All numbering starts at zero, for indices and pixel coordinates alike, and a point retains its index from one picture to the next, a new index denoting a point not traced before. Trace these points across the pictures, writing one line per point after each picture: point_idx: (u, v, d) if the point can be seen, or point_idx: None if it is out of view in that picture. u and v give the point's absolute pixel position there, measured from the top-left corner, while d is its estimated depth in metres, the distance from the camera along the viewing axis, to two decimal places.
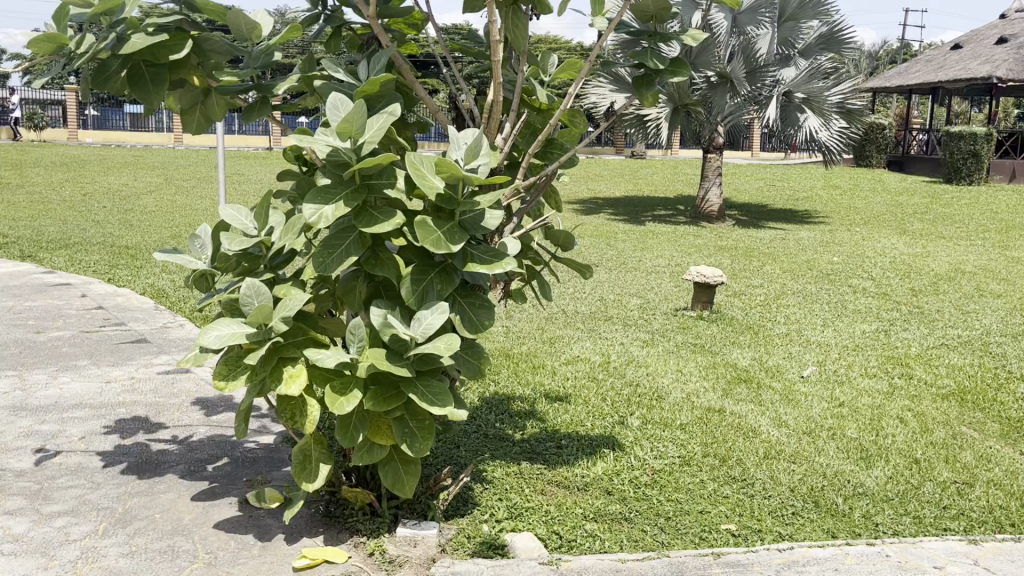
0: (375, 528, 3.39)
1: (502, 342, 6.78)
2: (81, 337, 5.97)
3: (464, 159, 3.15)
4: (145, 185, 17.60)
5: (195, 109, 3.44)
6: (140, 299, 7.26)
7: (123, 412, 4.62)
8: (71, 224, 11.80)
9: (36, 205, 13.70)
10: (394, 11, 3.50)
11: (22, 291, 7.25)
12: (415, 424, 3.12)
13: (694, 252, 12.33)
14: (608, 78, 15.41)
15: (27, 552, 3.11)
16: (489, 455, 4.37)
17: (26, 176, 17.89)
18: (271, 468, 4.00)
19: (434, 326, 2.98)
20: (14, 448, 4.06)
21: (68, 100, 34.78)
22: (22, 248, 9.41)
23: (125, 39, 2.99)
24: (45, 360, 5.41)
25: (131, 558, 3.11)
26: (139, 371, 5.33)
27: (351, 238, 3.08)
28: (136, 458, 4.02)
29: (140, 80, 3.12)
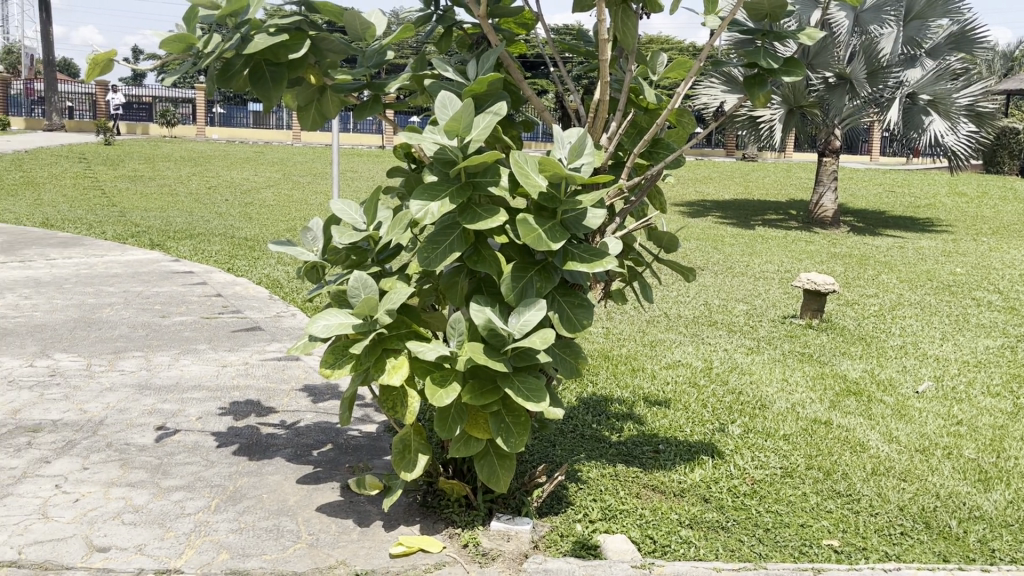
0: (470, 520, 3.45)
1: (602, 343, 6.76)
2: (201, 323, 6.30)
3: (567, 158, 3.16)
4: (264, 180, 18.38)
5: (311, 107, 3.58)
6: (257, 288, 7.60)
7: (237, 395, 4.85)
8: (197, 216, 12.46)
9: (166, 197, 14.53)
10: (504, 11, 3.54)
11: (150, 277, 7.71)
12: (511, 419, 3.15)
13: (806, 258, 11.93)
14: (721, 79, 15.09)
15: (146, 523, 3.30)
16: (584, 456, 4.37)
17: (158, 170, 18.99)
18: (372, 456, 4.12)
19: (533, 323, 3.02)
20: (138, 424, 4.32)
21: (198, 99, 36.73)
22: (151, 237, 10.00)
23: (249, 39, 3.12)
24: (168, 343, 5.74)
25: (239, 535, 3.27)
26: (254, 356, 5.59)
27: (455, 235, 3.14)
28: (247, 440, 4.22)
29: (262, 80, 3.27)
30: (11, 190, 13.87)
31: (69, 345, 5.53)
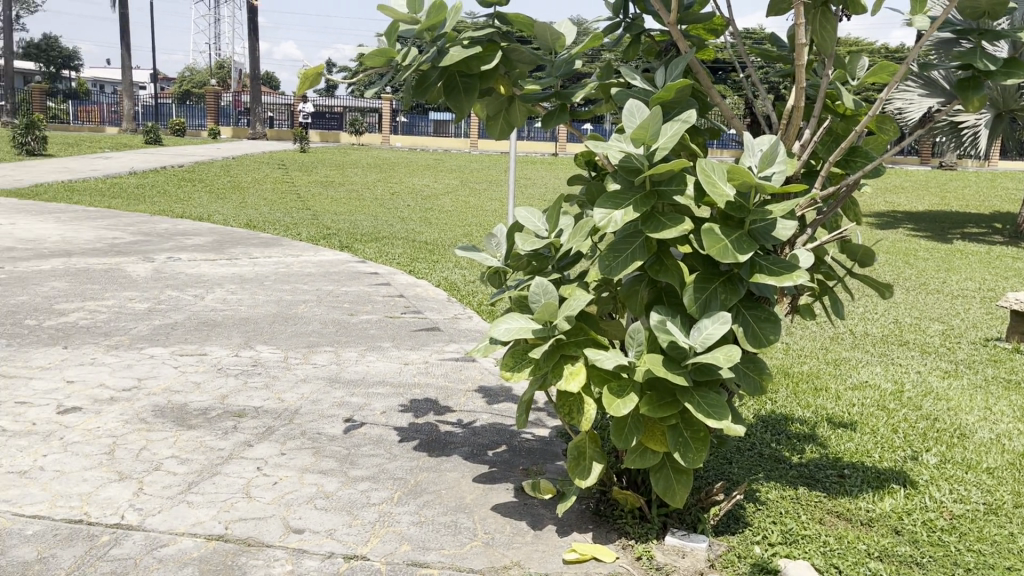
0: (644, 533, 3.41)
1: (781, 359, 6.49)
2: (385, 322, 6.62)
3: (758, 166, 3.06)
4: (444, 186, 19.06)
5: (499, 116, 3.66)
6: (436, 290, 7.89)
7: (417, 392, 5.06)
8: (382, 220, 13.12)
9: (354, 202, 15.40)
10: (694, 17, 3.47)
11: (340, 277, 8.20)
12: (689, 434, 3.08)
13: (1013, 276, 10.91)
14: (919, 82, 14.12)
15: (336, 509, 3.50)
16: (763, 475, 4.21)
17: (348, 176, 20.17)
18: (546, 460, 4.17)
19: (716, 336, 2.94)
20: (329, 415, 4.60)
21: (384, 109, 38.66)
22: (342, 239, 10.63)
23: (445, 51, 3.24)
24: (355, 340, 6.07)
25: (420, 527, 3.40)
26: (433, 356, 5.81)
27: (638, 243, 3.11)
28: (427, 436, 4.38)
29: (455, 90, 3.38)
30: (220, 193, 15.19)
31: (268, 338, 5.97)
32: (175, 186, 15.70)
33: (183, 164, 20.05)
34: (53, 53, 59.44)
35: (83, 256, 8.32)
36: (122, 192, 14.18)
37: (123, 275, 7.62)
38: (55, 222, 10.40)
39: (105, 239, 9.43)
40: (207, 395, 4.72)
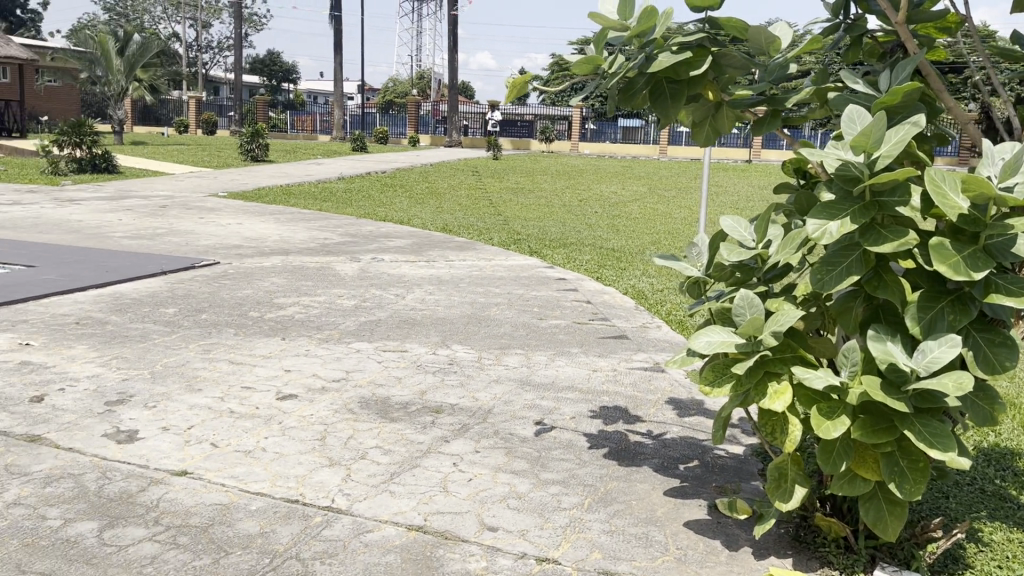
0: (850, 565, 3.20)
1: (1005, 387, 5.89)
2: (574, 327, 6.66)
3: (997, 176, 2.79)
4: (633, 193, 18.93)
5: (705, 123, 3.56)
6: (624, 298, 7.84)
7: (607, 400, 5.04)
8: (570, 226, 13.23)
9: (544, 208, 15.63)
10: (925, 16, 3.20)
11: (530, 282, 8.34)
12: (907, 464, 2.86)
13: None
14: None
15: (528, 510, 3.55)
16: (985, 514, 3.84)
17: (538, 182, 20.51)
18: (741, 479, 4.02)
19: (942, 359, 2.71)
20: (520, 416, 4.67)
21: (574, 116, 38.99)
22: (531, 245, 10.82)
23: (653, 58, 3.19)
24: (544, 344, 6.15)
25: (611, 536, 3.38)
26: (622, 364, 5.77)
27: (855, 256, 2.92)
28: (617, 445, 4.35)
29: (662, 96, 3.32)
30: (419, 198, 15.91)
31: (463, 338, 6.17)
32: (378, 190, 16.65)
33: (386, 170, 21.22)
34: (275, 67, 64.79)
35: (299, 255, 9.01)
36: (332, 196, 15.21)
37: (333, 273, 8.17)
38: (275, 223, 11.33)
39: (317, 239, 10.15)
40: (408, 390, 4.95)
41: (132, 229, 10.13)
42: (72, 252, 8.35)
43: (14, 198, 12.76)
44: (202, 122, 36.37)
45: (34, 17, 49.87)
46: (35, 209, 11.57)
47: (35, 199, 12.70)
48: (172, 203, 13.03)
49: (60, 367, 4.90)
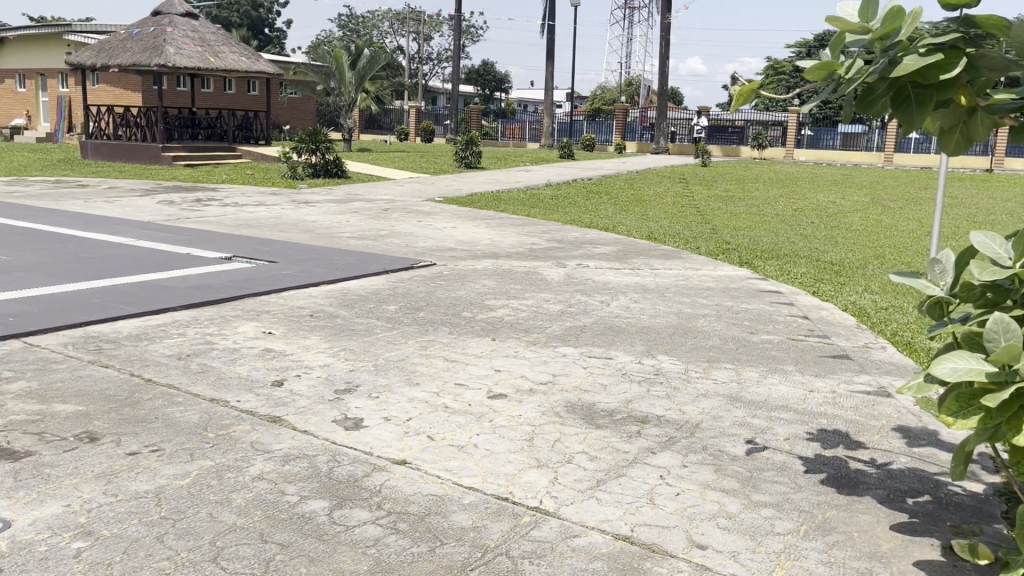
0: None
1: None
2: (788, 344, 6.36)
3: None
4: (853, 204, 17.81)
5: (956, 129, 3.28)
6: (843, 315, 7.39)
7: (825, 422, 4.76)
8: (784, 237, 12.66)
9: (755, 217, 15.08)
10: None
11: (740, 294, 8.07)
12: None
13: None
14: None
15: (739, 532, 3.42)
16: None
17: (749, 191, 19.82)
18: (981, 521, 3.65)
19: None
20: (730, 433, 4.52)
21: (789, 121, 37.32)
22: (741, 255, 10.46)
23: (897, 61, 2.93)
24: (756, 359, 5.91)
25: (830, 568, 3.19)
26: (841, 386, 5.43)
27: None
28: (836, 471, 4.10)
29: (905, 103, 3.06)
30: (625, 206, 15.87)
31: (670, 348, 6.07)
32: (584, 197, 16.80)
33: (592, 177, 21.35)
34: (489, 76, 67.14)
35: (509, 259, 9.27)
36: (540, 202, 15.53)
37: (541, 277, 8.32)
38: (486, 227, 11.73)
39: (526, 244, 10.40)
40: (614, 398, 4.94)
41: (359, 231, 10.87)
42: (307, 250, 9.10)
43: (260, 200, 14.09)
44: (421, 130, 38.39)
45: (279, 35, 54.85)
46: (277, 210, 12.72)
47: (277, 201, 13.95)
48: (393, 206, 13.85)
49: (296, 356, 5.35)
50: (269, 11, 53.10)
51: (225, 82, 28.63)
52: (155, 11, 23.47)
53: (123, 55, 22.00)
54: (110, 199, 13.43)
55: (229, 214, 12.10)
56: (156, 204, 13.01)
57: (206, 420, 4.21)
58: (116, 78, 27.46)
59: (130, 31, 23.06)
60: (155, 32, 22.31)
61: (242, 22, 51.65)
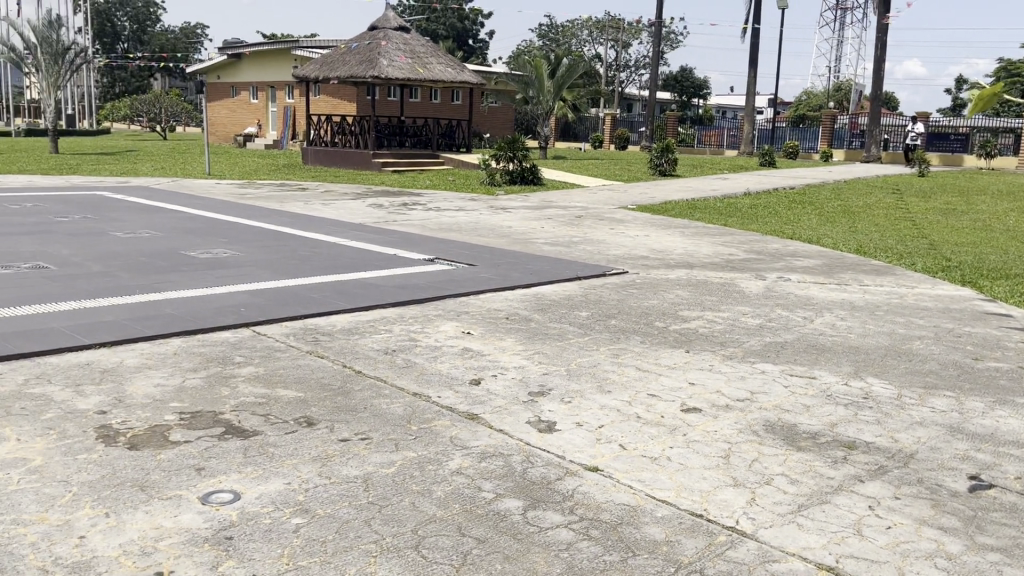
0: None
1: None
2: (1018, 373, 5.76)
3: None
4: None
5: None
6: None
7: None
8: (1015, 255, 11.49)
9: (979, 232, 13.81)
10: None
11: (962, 315, 7.41)
12: None
13: None
14: None
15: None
16: None
17: (972, 203, 18.16)
18: None
19: None
20: (949, 467, 4.16)
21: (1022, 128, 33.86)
22: (964, 274, 9.60)
23: None
24: (980, 388, 5.40)
25: None
26: None
27: None
28: None
29: None
30: (830, 217, 15.05)
31: (880, 371, 5.68)
32: (786, 207, 16.10)
33: (794, 186, 20.41)
34: (688, 83, 66.00)
35: (705, 269, 9.06)
36: (738, 211, 15.07)
37: (738, 290, 8.06)
38: (682, 237, 11.52)
39: (723, 255, 10.12)
40: (817, 420, 4.69)
41: (554, 237, 11.04)
42: (504, 255, 9.36)
43: (460, 205, 14.66)
44: (616, 137, 38.39)
45: (483, 46, 56.79)
46: (476, 215, 13.19)
47: (476, 207, 14.46)
48: (587, 213, 13.95)
49: (493, 357, 5.50)
50: (475, 23, 55.13)
51: (431, 91, 30.06)
52: (372, 25, 25.01)
53: (342, 68, 23.67)
54: (327, 202, 14.47)
55: (431, 218, 12.68)
56: (366, 207, 13.87)
57: (410, 413, 4.43)
58: (334, 89, 29.57)
59: (349, 45, 24.73)
60: (371, 45, 23.80)
61: (448, 34, 54.01)
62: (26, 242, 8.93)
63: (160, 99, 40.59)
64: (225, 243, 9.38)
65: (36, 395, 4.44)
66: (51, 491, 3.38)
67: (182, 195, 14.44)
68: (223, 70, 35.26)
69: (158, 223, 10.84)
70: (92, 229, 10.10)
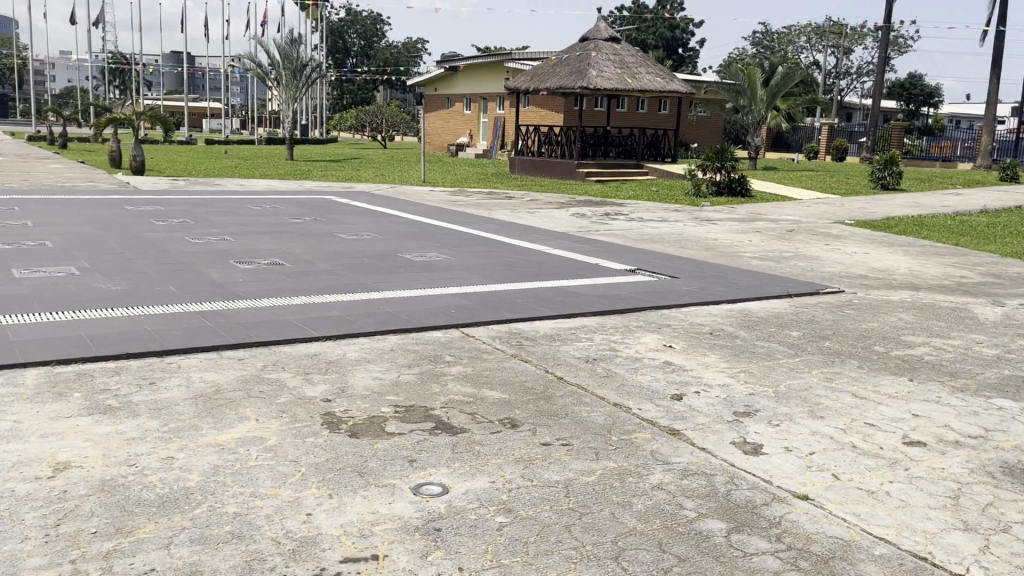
0: None
1: None
2: None
3: None
4: None
5: None
6: None
7: None
8: None
9: None
10: None
11: None
12: None
13: None
14: None
15: None
16: None
17: None
18: None
19: None
20: None
21: None
22: None
23: None
24: None
25: None
26: None
27: None
28: None
29: None
30: None
31: None
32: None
33: None
34: (917, 89, 61.30)
35: (932, 292, 8.37)
36: (972, 230, 13.79)
37: (971, 316, 7.37)
38: (905, 256, 10.72)
39: (952, 277, 9.30)
40: None
41: (762, 251, 10.64)
42: (709, 268, 9.14)
43: (664, 216, 14.50)
44: (832, 148, 36.40)
45: (693, 55, 55.92)
46: (680, 227, 12.99)
47: (680, 218, 14.24)
48: (799, 228, 13.32)
49: (696, 372, 5.38)
50: (686, 31, 54.40)
51: (638, 101, 29.98)
52: (583, 37, 25.33)
53: (552, 79, 24.17)
54: (533, 210, 14.82)
55: (635, 229, 12.63)
56: (570, 216, 14.06)
57: (611, 423, 4.43)
58: (543, 100, 30.23)
59: (560, 56, 25.20)
60: (581, 57, 24.11)
61: (658, 44, 53.69)
62: (265, 241, 9.85)
63: (382, 110, 43.39)
64: (437, 247, 9.85)
65: (272, 380, 4.88)
66: (284, 468, 3.70)
67: (399, 201, 15.33)
68: (440, 82, 37.10)
69: (377, 226, 11.58)
70: (321, 231, 10.97)
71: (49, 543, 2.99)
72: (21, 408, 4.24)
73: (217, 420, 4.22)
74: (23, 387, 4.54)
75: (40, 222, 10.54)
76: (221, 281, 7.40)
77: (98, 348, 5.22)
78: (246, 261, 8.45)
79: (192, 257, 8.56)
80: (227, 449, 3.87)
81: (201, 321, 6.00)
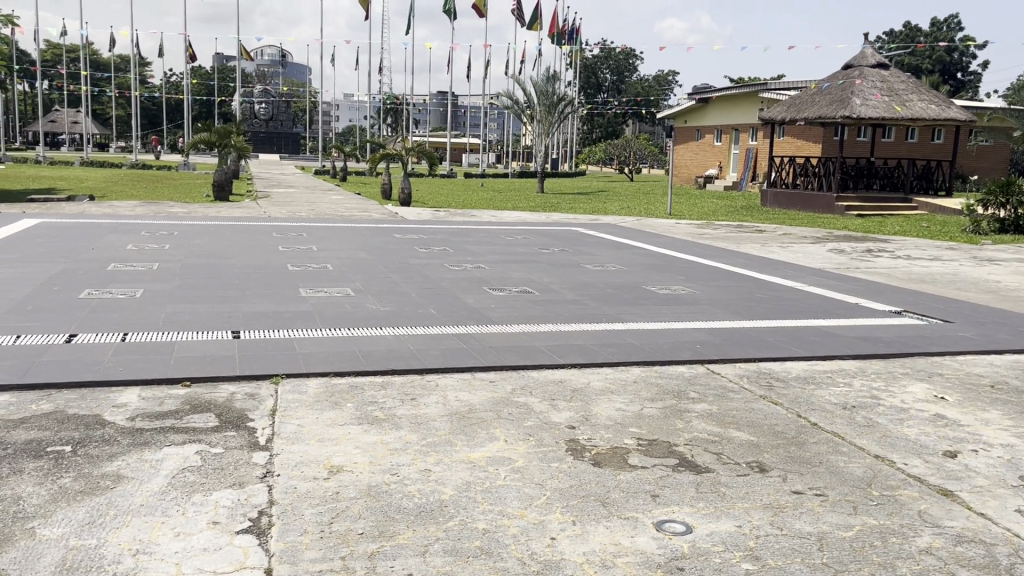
0: None
1: None
2: None
3: None
4: None
5: None
6: None
7: None
8: None
9: None
10: None
11: None
12: None
13: None
14: None
15: None
16: None
17: None
18: None
19: None
20: None
21: None
22: None
23: None
24: None
25: None
26: None
27: None
28: None
29: None
30: None
31: None
32: None
33: None
34: None
35: None
36: None
37: None
38: None
39: None
40: None
41: None
42: (991, 312, 8.22)
43: (937, 254, 13.29)
44: None
45: (975, 79, 51.04)
46: (955, 266, 11.85)
47: (955, 257, 12.97)
48: None
49: (974, 429, 4.83)
50: (966, 55, 49.98)
51: (908, 131, 27.79)
52: (848, 64, 23.95)
53: (811, 109, 23.09)
54: (787, 245, 14.21)
55: (901, 267, 11.67)
56: (827, 252, 13.30)
57: (871, 476, 4.11)
58: (800, 131, 28.98)
59: (821, 85, 23.99)
60: (844, 85, 22.84)
61: (934, 68, 49.72)
62: (517, 270, 10.27)
63: (630, 143, 43.88)
64: (683, 280, 9.75)
65: (521, 404, 5.05)
66: (530, 491, 3.81)
67: (647, 233, 15.33)
68: (690, 114, 36.84)
69: (624, 259, 11.63)
70: (568, 261, 11.24)
71: (323, 539, 3.29)
72: (304, 413, 4.74)
73: (470, 438, 4.45)
74: (306, 395, 5.06)
75: (324, 247, 11.78)
76: (475, 307, 7.82)
77: (367, 363, 5.71)
78: (498, 288, 8.87)
79: (451, 282, 9.14)
80: (479, 466, 4.06)
81: (456, 343, 6.37)
